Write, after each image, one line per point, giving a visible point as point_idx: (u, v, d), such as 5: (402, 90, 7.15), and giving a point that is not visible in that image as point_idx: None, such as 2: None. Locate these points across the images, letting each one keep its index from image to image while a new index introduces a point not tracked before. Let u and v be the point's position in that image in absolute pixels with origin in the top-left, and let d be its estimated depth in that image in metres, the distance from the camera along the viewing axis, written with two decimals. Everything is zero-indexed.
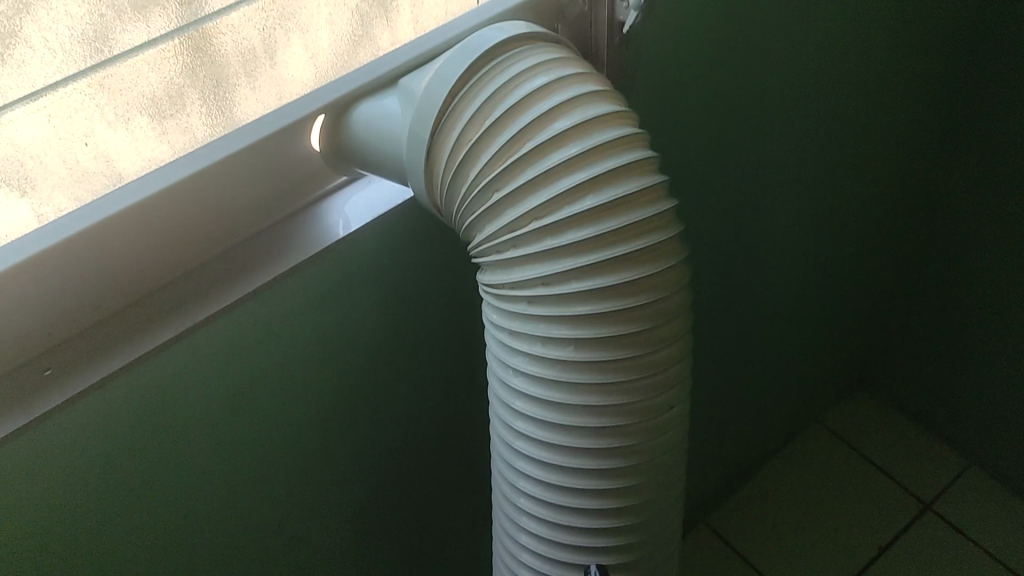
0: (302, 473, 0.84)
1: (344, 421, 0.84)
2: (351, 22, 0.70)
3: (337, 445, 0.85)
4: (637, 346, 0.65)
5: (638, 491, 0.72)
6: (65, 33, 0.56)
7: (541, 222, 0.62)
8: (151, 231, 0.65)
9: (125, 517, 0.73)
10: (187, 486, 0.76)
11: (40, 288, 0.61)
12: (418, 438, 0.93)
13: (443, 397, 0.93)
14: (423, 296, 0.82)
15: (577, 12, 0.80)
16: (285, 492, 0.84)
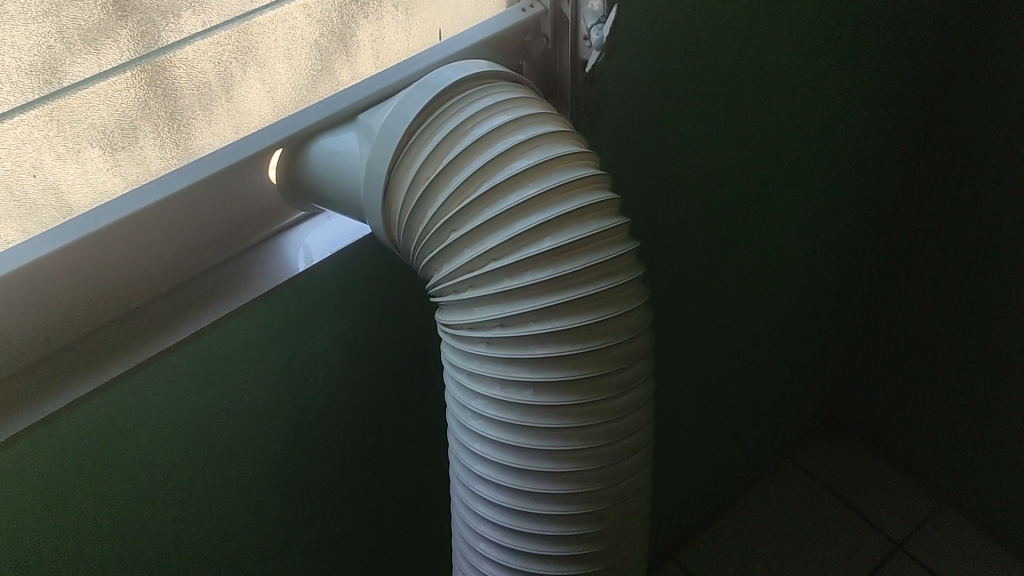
0: (259, 512, 0.83)
1: (302, 459, 0.83)
2: (310, 56, 0.69)
3: (294, 483, 0.84)
4: (598, 390, 0.64)
5: (600, 538, 0.71)
6: (13, 65, 0.55)
7: (499, 263, 0.61)
8: (102, 265, 0.64)
9: (74, 560, 0.71)
10: (139, 526, 0.74)
11: None
12: (376, 475, 0.92)
13: (403, 434, 0.91)
14: (381, 332, 0.81)
15: (541, 51, 0.81)
16: (239, 530, 0.82)
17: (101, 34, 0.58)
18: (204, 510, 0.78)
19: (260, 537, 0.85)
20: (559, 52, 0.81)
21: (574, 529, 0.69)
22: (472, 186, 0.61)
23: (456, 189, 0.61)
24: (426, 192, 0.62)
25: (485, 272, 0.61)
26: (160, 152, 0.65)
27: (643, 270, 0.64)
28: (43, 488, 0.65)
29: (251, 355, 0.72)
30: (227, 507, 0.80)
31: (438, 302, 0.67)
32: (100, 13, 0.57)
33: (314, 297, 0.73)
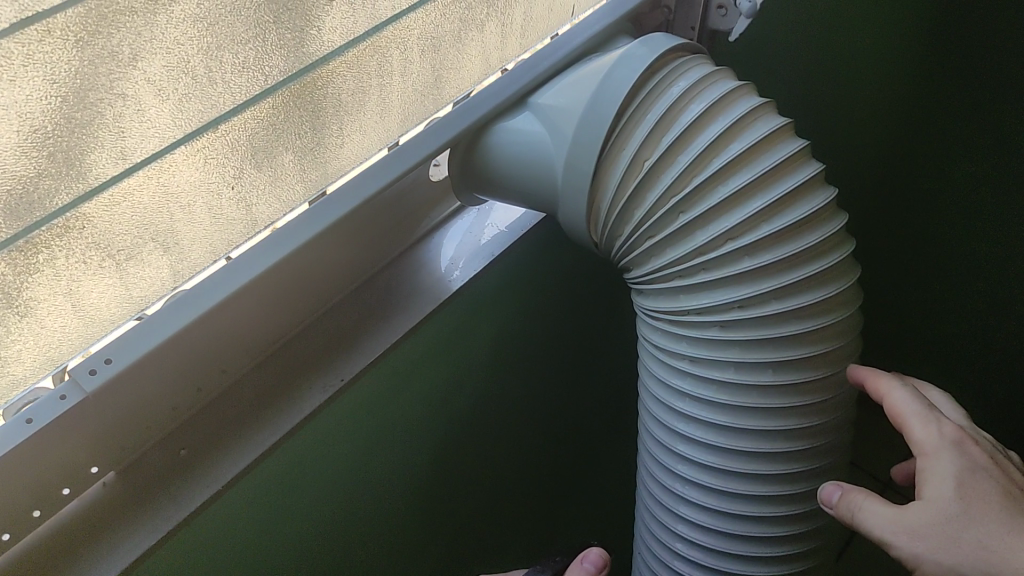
0: (407, 530, 0.77)
1: (444, 468, 0.78)
2: (474, 37, 0.65)
3: (437, 495, 0.78)
4: (828, 365, 0.62)
5: (818, 515, 0.69)
6: (232, 63, 0.48)
7: (738, 243, 0.58)
8: (282, 288, 0.60)
9: None
10: (308, 558, 0.68)
11: (174, 360, 0.55)
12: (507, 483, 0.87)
13: (528, 437, 0.87)
14: (521, 328, 0.77)
15: (661, 21, 0.78)
16: (389, 552, 0.76)
17: (312, 21, 0.51)
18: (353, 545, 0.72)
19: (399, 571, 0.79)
20: (682, 21, 0.79)
21: (794, 508, 0.67)
22: (701, 163, 0.58)
23: (685, 168, 0.58)
24: (647, 175, 0.59)
25: (724, 253, 0.58)
26: (339, 150, 0.59)
27: (855, 242, 0.62)
28: (232, 522, 0.59)
29: (418, 366, 0.68)
30: (373, 539, 0.74)
31: (648, 288, 0.64)
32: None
33: (472, 299, 0.70)
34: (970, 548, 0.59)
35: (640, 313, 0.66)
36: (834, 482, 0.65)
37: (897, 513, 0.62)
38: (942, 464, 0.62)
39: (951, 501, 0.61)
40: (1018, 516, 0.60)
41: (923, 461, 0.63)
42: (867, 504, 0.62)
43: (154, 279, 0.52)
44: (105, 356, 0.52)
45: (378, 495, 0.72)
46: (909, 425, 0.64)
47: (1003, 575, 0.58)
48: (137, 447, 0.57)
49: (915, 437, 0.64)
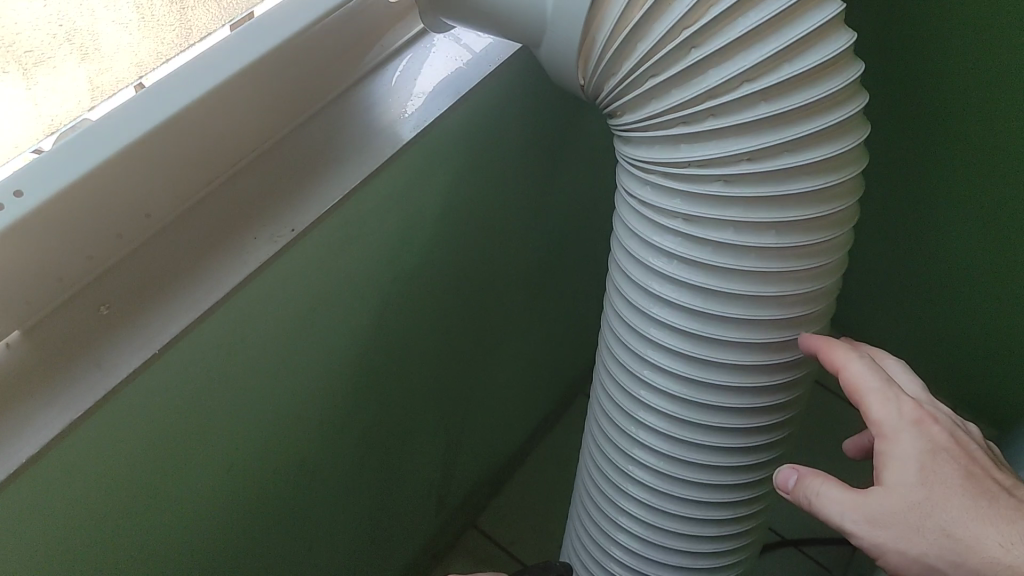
0: (333, 382, 0.71)
1: (379, 319, 0.71)
2: None
3: (367, 347, 0.72)
4: (827, 229, 0.57)
5: (796, 385, 0.66)
6: None
7: (755, 87, 0.51)
8: (219, 120, 0.50)
9: (179, 466, 0.57)
10: (240, 418, 0.61)
11: (92, 200, 0.45)
12: (429, 330, 0.82)
13: (458, 286, 0.81)
14: (476, 174, 0.70)
15: None
16: (314, 404, 0.70)
17: None
18: (280, 409, 0.65)
19: (315, 428, 0.73)
20: None
21: (774, 380, 0.64)
22: None
23: None
24: (658, 3, 0.51)
25: (739, 97, 0.51)
26: None
27: (867, 93, 0.56)
28: (166, 391, 0.51)
29: (369, 220, 0.60)
30: (299, 401, 0.67)
31: (641, 136, 0.57)
32: None
33: (431, 146, 0.61)
34: (935, 537, 0.55)
35: (626, 164, 0.60)
36: (788, 464, 0.62)
37: (858, 501, 0.58)
38: (902, 446, 0.57)
39: (914, 487, 0.56)
40: (983, 500, 0.56)
41: (881, 441, 0.58)
42: (825, 491, 0.59)
43: (70, 91, 0.45)
44: (15, 188, 0.42)
45: (311, 356, 0.64)
46: (866, 402, 0.59)
47: (968, 565, 0.54)
48: (47, 301, 0.47)
49: (872, 416, 0.58)
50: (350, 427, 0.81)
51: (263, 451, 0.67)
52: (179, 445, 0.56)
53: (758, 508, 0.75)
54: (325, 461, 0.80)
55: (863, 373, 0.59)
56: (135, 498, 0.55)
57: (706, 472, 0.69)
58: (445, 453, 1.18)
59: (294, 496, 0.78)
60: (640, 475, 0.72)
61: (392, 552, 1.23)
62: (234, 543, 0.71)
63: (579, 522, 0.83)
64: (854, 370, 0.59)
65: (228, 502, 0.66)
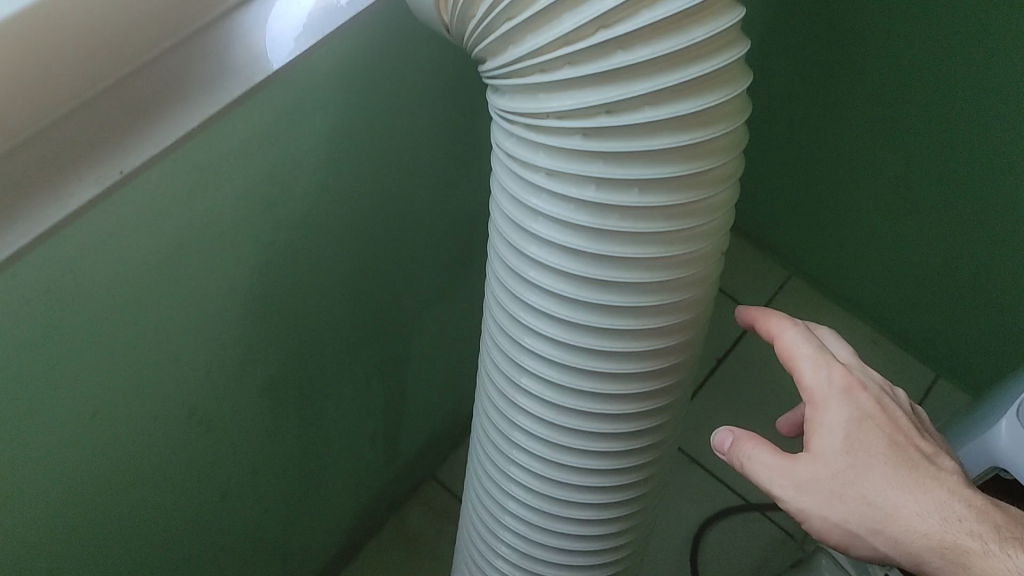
0: (217, 329, 0.69)
1: (267, 266, 0.70)
2: None
3: (257, 293, 0.71)
4: (702, 187, 0.54)
5: (680, 350, 0.63)
6: None
7: (612, 33, 0.48)
8: (38, 49, 0.46)
9: (29, 412, 0.56)
10: (100, 363, 0.59)
11: None
12: (329, 278, 0.80)
13: (359, 234, 0.79)
14: (362, 117, 0.68)
15: None
16: (198, 350, 0.69)
17: None
18: (150, 355, 0.64)
19: (202, 377, 0.72)
20: None
21: (656, 346, 0.61)
22: None
23: None
24: None
25: (594, 43, 0.48)
26: None
27: (748, 40, 0.52)
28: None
29: (227, 162, 0.57)
30: (179, 345, 0.66)
31: (502, 83, 0.54)
32: None
33: (297, 85, 0.59)
34: (855, 504, 0.53)
35: (495, 114, 0.57)
36: (727, 426, 0.60)
37: (785, 467, 0.55)
38: (830, 413, 0.55)
39: (840, 455, 0.54)
40: (905, 468, 0.54)
41: (813, 409, 0.57)
42: (756, 455, 0.57)
43: None
44: None
45: (180, 304, 0.63)
46: (798, 368, 0.57)
47: (887, 533, 0.53)
48: None
49: (804, 382, 0.57)
50: (254, 372, 0.80)
51: (137, 397, 0.66)
52: (20, 392, 0.54)
53: (650, 470, 0.73)
54: (226, 407, 0.79)
55: (796, 340, 0.58)
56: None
57: (593, 438, 0.67)
58: (382, 404, 1.18)
59: (190, 441, 0.77)
60: (528, 443, 0.70)
61: (331, 500, 1.23)
62: (113, 490, 0.70)
63: (479, 485, 0.82)
64: (787, 337, 0.58)
65: (99, 447, 0.65)
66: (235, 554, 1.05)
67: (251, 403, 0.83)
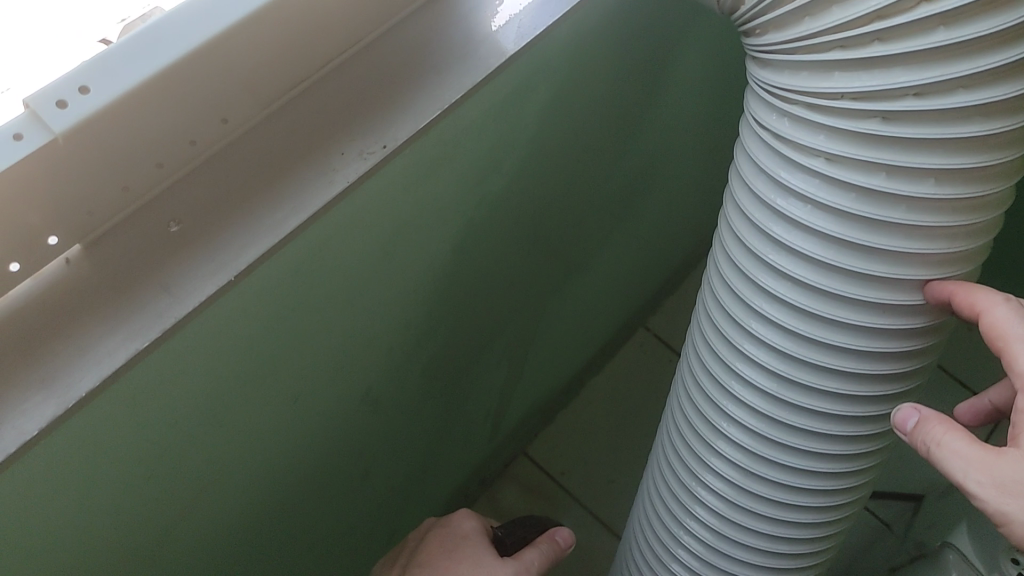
0: (409, 311, 0.66)
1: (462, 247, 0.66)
2: None
3: (447, 274, 0.67)
4: (996, 179, 0.49)
5: (927, 352, 0.59)
6: None
7: (937, 8, 0.43)
8: (309, 13, 0.43)
9: (249, 396, 0.53)
10: (314, 348, 0.56)
11: (154, 114, 0.39)
12: (505, 257, 0.76)
13: (539, 214, 0.75)
14: (577, 93, 0.63)
15: None
16: (391, 333, 0.65)
17: None
18: (351, 337, 0.60)
19: (384, 359, 0.69)
20: None
21: (906, 347, 0.57)
22: None
23: None
24: None
25: (917, 18, 0.43)
26: None
27: None
28: (239, 324, 0.47)
29: (462, 137, 0.53)
30: (377, 327, 0.63)
31: (785, 58, 0.50)
32: None
33: (534, 59, 0.55)
34: None
35: (762, 89, 0.53)
36: (912, 404, 0.52)
37: (986, 459, 0.47)
38: None
39: None
40: None
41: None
42: (948, 441, 0.48)
43: None
44: (81, 82, 0.37)
45: (389, 284, 0.59)
46: (1009, 349, 0.48)
47: None
48: (112, 214, 0.42)
49: (1016, 366, 0.48)
50: (421, 353, 0.77)
51: (330, 382, 0.63)
52: (247, 377, 0.51)
53: (864, 482, 0.68)
54: (393, 387, 0.76)
55: (1008, 317, 0.49)
56: (198, 431, 0.51)
57: (813, 439, 0.63)
58: (505, 381, 1.14)
59: (360, 420, 0.74)
60: (734, 433, 0.66)
61: (445, 475, 1.20)
62: (292, 471, 0.68)
63: (660, 477, 0.78)
64: (997, 314, 0.49)
65: (292, 430, 0.62)
66: (362, 535, 1.03)
67: (412, 382, 0.80)
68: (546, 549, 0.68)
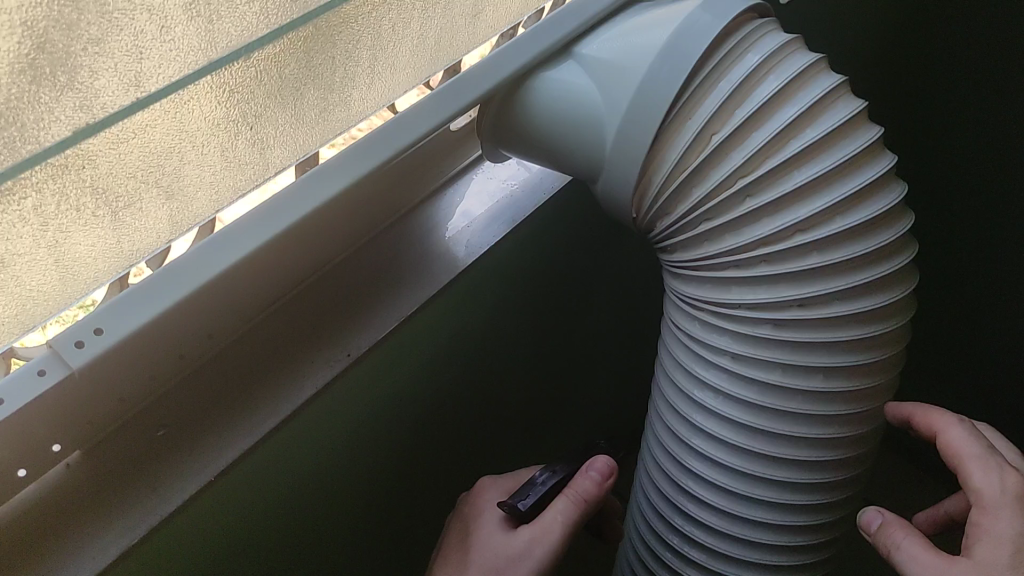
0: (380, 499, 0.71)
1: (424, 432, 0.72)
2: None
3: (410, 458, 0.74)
4: (877, 373, 0.57)
5: (840, 525, 0.65)
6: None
7: (807, 238, 0.53)
8: (289, 248, 0.51)
9: None
10: (287, 536, 0.61)
11: (153, 340, 0.46)
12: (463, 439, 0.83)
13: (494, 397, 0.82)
14: (523, 294, 0.72)
15: None
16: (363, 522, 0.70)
17: None
18: (329, 524, 0.66)
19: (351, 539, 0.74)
20: None
21: (819, 520, 0.62)
22: (774, 149, 0.53)
23: (759, 150, 0.52)
24: (714, 152, 0.53)
25: (790, 246, 0.53)
26: (365, 93, 0.51)
27: (917, 245, 0.57)
28: (219, 515, 0.52)
29: (416, 340, 0.61)
30: (348, 513, 0.68)
31: (694, 273, 0.58)
32: None
33: (480, 272, 0.63)
34: None
35: (676, 295, 0.62)
36: (876, 506, 0.61)
37: (942, 564, 0.56)
38: (998, 521, 0.55)
39: (1002, 568, 0.54)
40: None
41: (978, 513, 0.57)
42: (908, 545, 0.58)
43: (151, 230, 0.44)
44: (93, 325, 0.42)
45: (356, 472, 0.65)
46: (964, 467, 0.58)
47: None
48: (108, 425, 0.48)
49: (971, 483, 0.57)
50: None
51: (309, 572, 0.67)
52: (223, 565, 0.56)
53: None
54: None
55: (962, 439, 0.59)
56: None
57: None
58: None
59: None
60: None
61: None
62: None
63: None
64: (952, 435, 0.59)
65: None
66: None
67: None
68: (567, 507, 0.64)
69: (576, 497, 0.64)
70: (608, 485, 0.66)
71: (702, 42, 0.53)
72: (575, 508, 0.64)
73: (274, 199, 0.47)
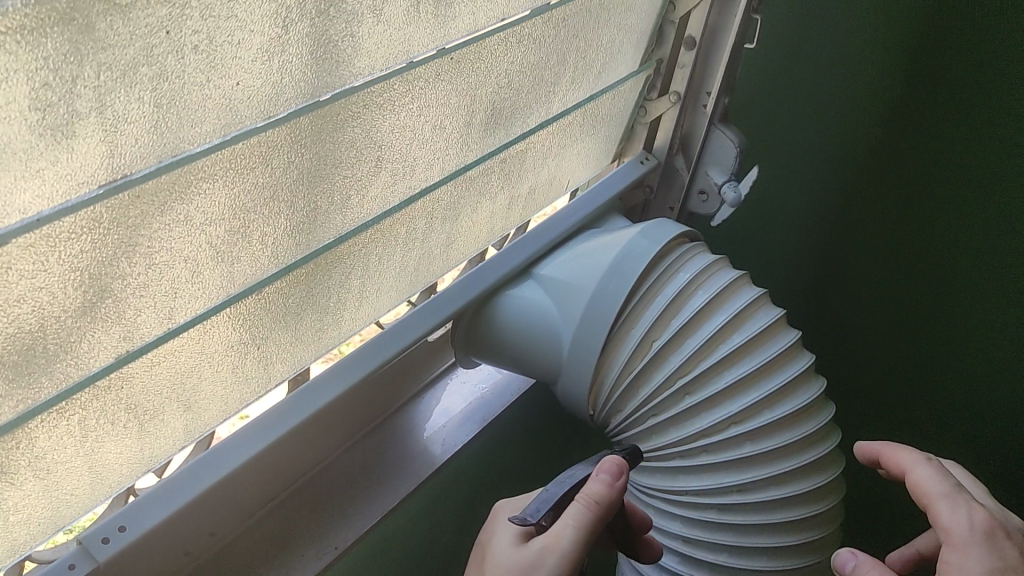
0: None
1: None
2: (484, 226, 0.69)
3: None
4: (815, 552, 0.63)
5: None
6: (277, 241, 0.49)
7: (741, 429, 0.60)
8: (285, 451, 0.58)
9: None
10: None
11: (165, 538, 0.51)
12: None
13: None
14: (494, 488, 0.78)
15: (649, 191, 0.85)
16: None
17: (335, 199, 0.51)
18: None
19: None
20: (659, 201, 0.86)
21: None
22: (704, 352, 0.61)
23: (692, 353, 0.61)
24: (654, 356, 0.62)
25: (727, 437, 0.60)
26: (354, 313, 0.60)
27: (839, 433, 0.65)
28: None
29: (394, 532, 0.67)
30: None
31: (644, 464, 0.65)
32: (351, 185, 0.52)
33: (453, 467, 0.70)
34: None
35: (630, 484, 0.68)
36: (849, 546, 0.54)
37: None
38: (968, 562, 0.50)
39: None
40: None
41: (947, 553, 0.51)
42: None
43: (168, 438, 0.51)
44: (117, 523, 0.48)
45: None
46: (933, 507, 0.53)
47: None
48: None
49: (939, 523, 0.52)
50: None
51: None
52: None
53: None
54: None
55: (930, 477, 0.54)
56: None
57: None
58: None
59: None
60: None
61: None
62: None
63: None
64: (919, 473, 0.54)
65: None
66: None
67: None
68: (577, 513, 0.49)
69: (585, 502, 0.49)
70: (623, 486, 0.50)
71: (640, 264, 0.63)
72: (589, 514, 0.49)
73: (270, 409, 0.55)
